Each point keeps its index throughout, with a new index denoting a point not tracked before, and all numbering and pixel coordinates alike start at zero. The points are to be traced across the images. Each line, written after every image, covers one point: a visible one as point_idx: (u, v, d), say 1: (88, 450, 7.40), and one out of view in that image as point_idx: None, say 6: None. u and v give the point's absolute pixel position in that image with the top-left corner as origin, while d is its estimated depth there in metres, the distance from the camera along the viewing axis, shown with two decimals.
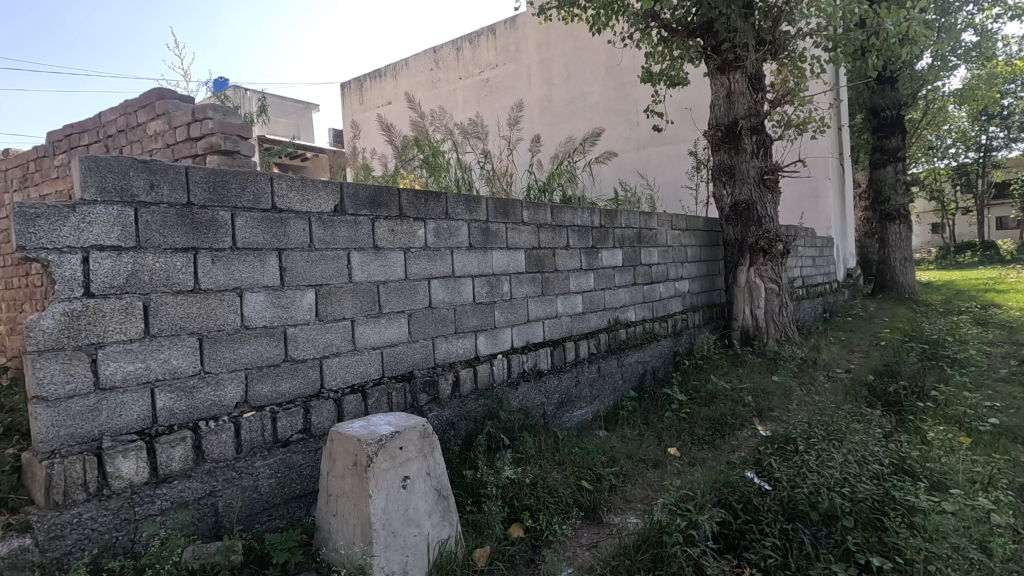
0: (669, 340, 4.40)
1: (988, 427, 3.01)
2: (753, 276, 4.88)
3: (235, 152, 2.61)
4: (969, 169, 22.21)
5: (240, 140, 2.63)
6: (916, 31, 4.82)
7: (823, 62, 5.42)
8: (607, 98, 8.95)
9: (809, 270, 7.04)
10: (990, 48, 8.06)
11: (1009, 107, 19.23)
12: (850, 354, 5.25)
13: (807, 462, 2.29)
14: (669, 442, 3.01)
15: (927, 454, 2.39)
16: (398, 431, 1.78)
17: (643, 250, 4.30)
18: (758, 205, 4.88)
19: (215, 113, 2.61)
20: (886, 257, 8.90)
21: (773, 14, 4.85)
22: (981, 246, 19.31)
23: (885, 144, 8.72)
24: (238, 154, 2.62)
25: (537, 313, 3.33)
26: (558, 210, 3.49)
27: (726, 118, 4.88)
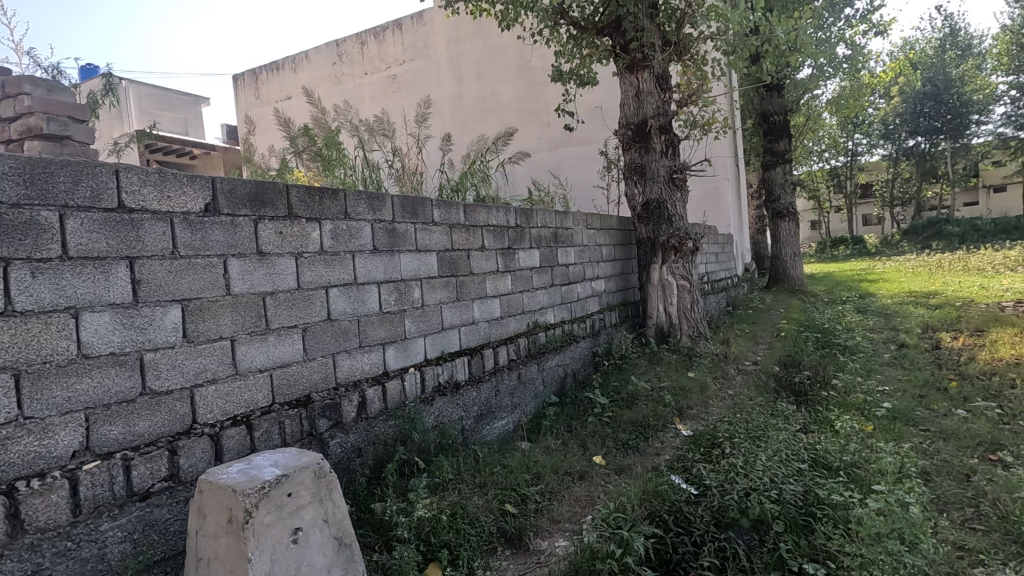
0: (588, 341, 4.32)
1: (884, 411, 3.16)
2: (666, 274, 4.94)
3: (62, 137, 2.41)
4: (839, 172, 24.71)
5: (70, 124, 2.45)
6: (803, 39, 5.10)
7: (722, 66, 5.60)
8: (519, 97, 8.90)
9: (713, 266, 7.33)
10: (860, 60, 8.86)
11: (870, 116, 21.59)
12: (755, 347, 5.47)
13: (733, 465, 2.23)
14: (594, 450, 2.89)
15: (841, 447, 2.42)
16: (287, 474, 1.48)
17: (559, 250, 4.19)
18: (668, 203, 4.94)
19: (35, 90, 2.39)
20: (778, 252, 9.52)
21: (677, 17, 4.94)
22: (851, 241, 21.50)
23: (774, 146, 9.33)
24: (66, 139, 2.42)
25: (452, 320, 3.09)
26: (471, 209, 3.26)
27: (636, 117, 4.90)
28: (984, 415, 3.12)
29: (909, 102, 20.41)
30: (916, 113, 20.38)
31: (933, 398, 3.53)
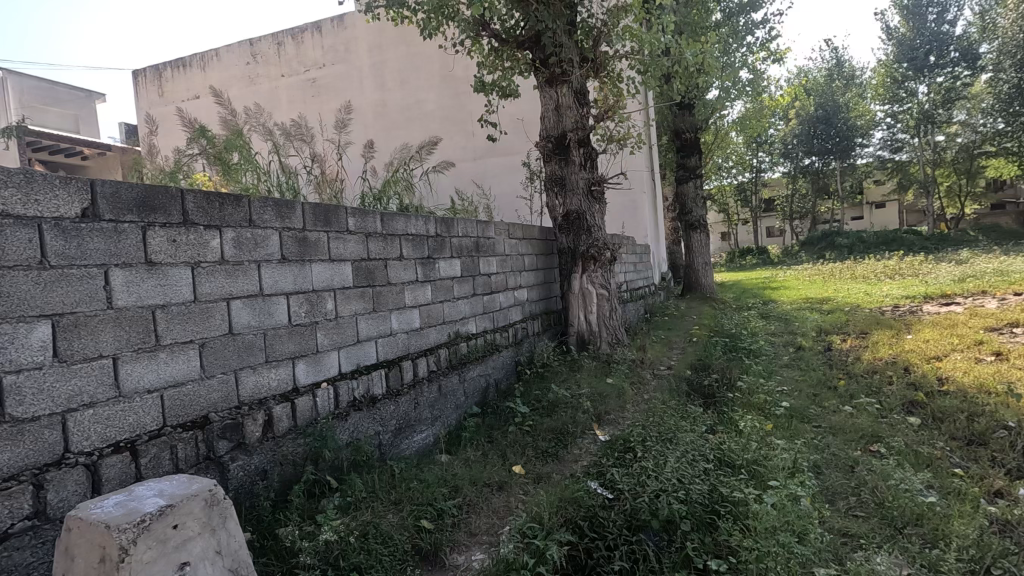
0: (510, 351, 4.34)
1: (782, 410, 3.40)
2: (585, 283, 5.06)
3: None
4: (745, 187, 26.60)
5: None
6: (709, 63, 5.45)
7: (636, 84, 5.87)
8: (443, 107, 8.87)
9: (632, 275, 7.62)
10: (761, 85, 9.60)
11: (771, 136, 23.45)
12: (670, 352, 5.73)
13: (645, 468, 2.30)
14: (514, 460, 2.89)
15: (744, 446, 2.56)
16: (171, 505, 1.36)
17: (481, 259, 4.18)
18: (587, 214, 5.08)
19: None
20: (691, 262, 10.05)
21: (593, 35, 5.14)
22: (756, 252, 23.17)
23: (687, 162, 9.88)
24: None
25: (369, 332, 2.99)
26: (389, 217, 3.19)
27: (556, 130, 5.02)
28: (866, 410, 3.44)
29: (804, 125, 22.36)
30: (810, 135, 22.36)
31: (825, 396, 3.84)
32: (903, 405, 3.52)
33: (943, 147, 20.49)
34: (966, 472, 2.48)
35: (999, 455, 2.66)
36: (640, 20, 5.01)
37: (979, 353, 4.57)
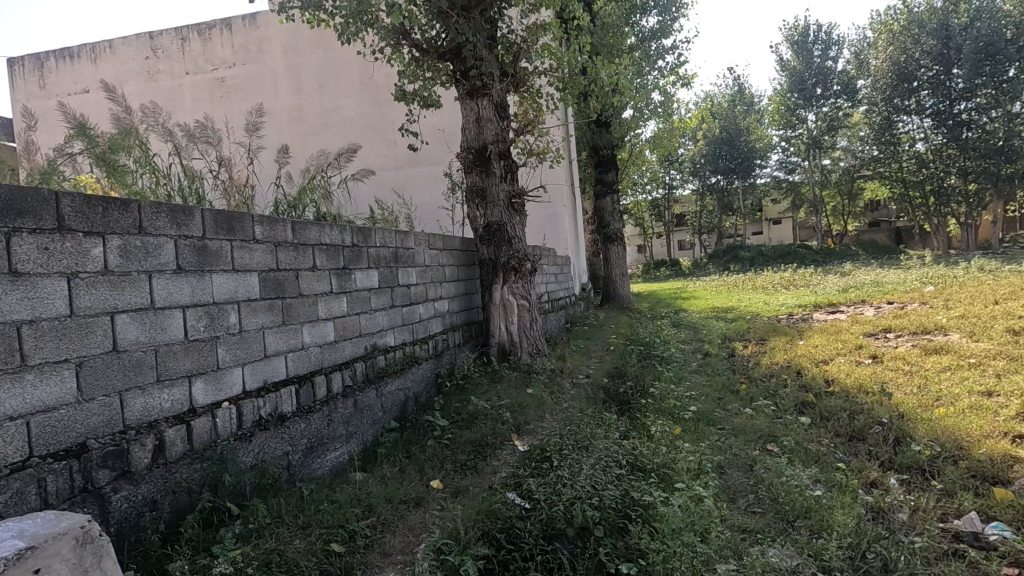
0: (430, 363, 4.28)
1: (689, 414, 3.58)
2: (506, 294, 5.09)
3: None
4: (659, 203, 28.03)
5: None
6: (623, 83, 5.71)
7: (555, 100, 6.04)
8: (363, 114, 8.68)
9: (552, 286, 7.77)
10: (671, 106, 10.19)
11: (682, 155, 24.92)
12: (589, 361, 5.89)
13: (561, 477, 2.34)
14: (432, 475, 2.84)
15: (654, 450, 2.66)
16: (32, 547, 1.20)
17: (400, 270, 4.10)
18: (508, 226, 5.12)
19: None
20: (609, 273, 10.41)
21: (513, 50, 5.23)
22: (669, 264, 24.45)
23: (604, 177, 10.27)
24: None
25: (277, 347, 2.83)
26: (300, 226, 3.05)
27: (477, 142, 5.05)
28: (764, 412, 3.70)
29: (711, 145, 23.96)
30: (716, 155, 23.98)
31: (728, 399, 4.09)
32: (795, 406, 3.83)
33: (829, 170, 22.69)
34: (847, 466, 2.73)
35: (873, 448, 2.96)
36: (558, 39, 5.18)
37: (858, 356, 5.08)
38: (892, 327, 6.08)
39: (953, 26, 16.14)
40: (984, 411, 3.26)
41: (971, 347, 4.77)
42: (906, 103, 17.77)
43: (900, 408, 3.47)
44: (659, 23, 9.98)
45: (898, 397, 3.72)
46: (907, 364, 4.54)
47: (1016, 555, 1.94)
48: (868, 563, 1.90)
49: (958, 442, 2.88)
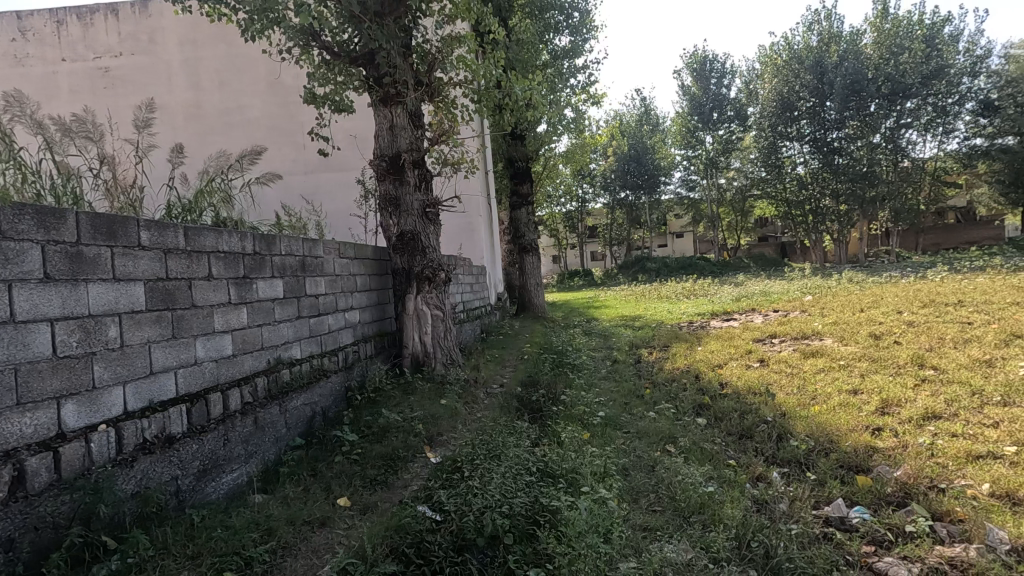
0: (340, 376, 4.13)
1: (598, 419, 3.72)
2: (420, 304, 5.02)
3: None
4: (573, 215, 28.96)
5: None
6: (536, 98, 5.88)
7: (470, 111, 6.09)
8: (269, 115, 8.27)
9: (468, 296, 7.78)
10: (582, 123, 10.61)
11: (594, 170, 25.95)
12: (503, 370, 5.95)
13: (472, 488, 2.35)
14: (339, 492, 2.74)
15: (563, 455, 2.75)
16: None
17: (307, 279, 3.93)
18: (422, 235, 5.07)
19: None
20: (525, 283, 10.58)
21: (428, 60, 5.23)
22: (582, 274, 25.29)
23: (519, 189, 10.46)
24: None
25: (166, 362, 2.61)
26: (195, 232, 2.84)
27: (390, 150, 4.97)
28: (666, 414, 3.92)
29: (620, 161, 25.16)
30: (625, 171, 25.21)
31: (634, 404, 4.30)
32: (693, 407, 4.09)
33: (724, 189, 24.57)
34: (737, 462, 2.96)
35: (759, 445, 3.23)
36: (473, 51, 5.23)
37: (748, 360, 5.53)
38: (777, 333, 6.67)
39: (826, 64, 18.15)
40: (849, 407, 3.67)
41: (840, 351, 5.35)
42: (788, 130, 19.67)
43: (782, 407, 3.82)
44: (571, 43, 10.38)
45: (780, 397, 4.09)
46: (789, 367, 5.00)
47: (872, 534, 2.19)
48: (752, 552, 2.07)
49: (828, 435, 3.21)
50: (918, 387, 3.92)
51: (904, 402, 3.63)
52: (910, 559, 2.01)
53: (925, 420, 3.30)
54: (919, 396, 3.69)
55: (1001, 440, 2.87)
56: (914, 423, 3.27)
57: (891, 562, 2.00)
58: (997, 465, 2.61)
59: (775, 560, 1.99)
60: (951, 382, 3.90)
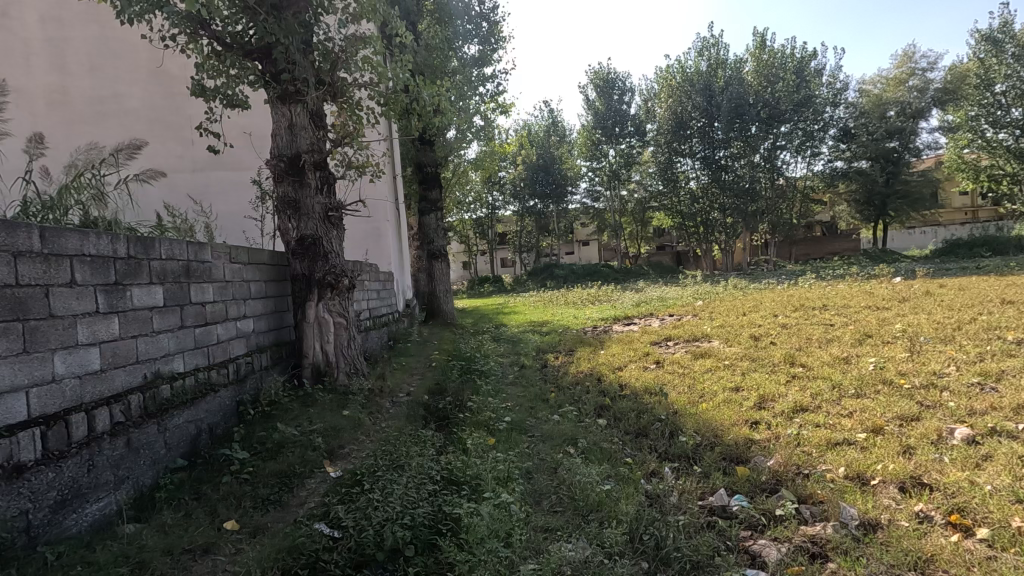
0: (230, 390, 3.84)
1: (504, 424, 3.76)
2: (322, 311, 4.79)
3: None
4: (483, 221, 29.16)
5: None
6: (444, 104, 5.86)
7: (376, 114, 5.95)
8: (151, 106, 7.58)
9: (374, 302, 7.57)
10: (491, 131, 10.73)
11: (504, 177, 26.32)
12: (410, 378, 5.84)
13: (372, 501, 2.29)
14: (226, 515, 2.55)
15: (467, 462, 2.74)
16: None
17: (192, 286, 3.63)
18: (324, 240, 4.85)
19: None
20: (433, 289, 10.47)
21: (331, 58, 5.05)
22: (493, 280, 25.51)
23: (428, 194, 10.35)
24: None
25: (16, 381, 2.29)
26: (56, 233, 2.53)
27: (289, 149, 4.73)
28: (569, 417, 4.04)
29: (529, 170, 25.72)
30: (533, 180, 25.80)
31: (539, 408, 4.39)
32: (595, 409, 4.26)
33: (626, 200, 25.89)
34: (633, 460, 3.12)
35: (654, 442, 3.42)
36: (379, 53, 5.12)
37: (646, 362, 5.85)
38: (672, 336, 7.13)
39: (714, 88, 19.75)
40: (732, 403, 4.00)
41: (725, 352, 5.81)
42: (681, 147, 21.14)
43: (674, 405, 4.09)
44: (480, 52, 10.48)
45: (673, 396, 4.37)
46: (681, 367, 5.36)
47: (749, 520, 2.40)
48: (644, 544, 2.19)
49: (714, 430, 3.48)
50: (789, 383, 4.35)
51: (778, 397, 4.01)
52: (780, 540, 2.22)
53: (794, 413, 3.67)
54: (789, 392, 4.10)
55: (854, 428, 3.26)
56: (785, 416, 3.62)
57: (764, 543, 2.20)
58: (850, 450, 2.95)
59: (664, 550, 2.12)
60: (816, 378, 4.38)
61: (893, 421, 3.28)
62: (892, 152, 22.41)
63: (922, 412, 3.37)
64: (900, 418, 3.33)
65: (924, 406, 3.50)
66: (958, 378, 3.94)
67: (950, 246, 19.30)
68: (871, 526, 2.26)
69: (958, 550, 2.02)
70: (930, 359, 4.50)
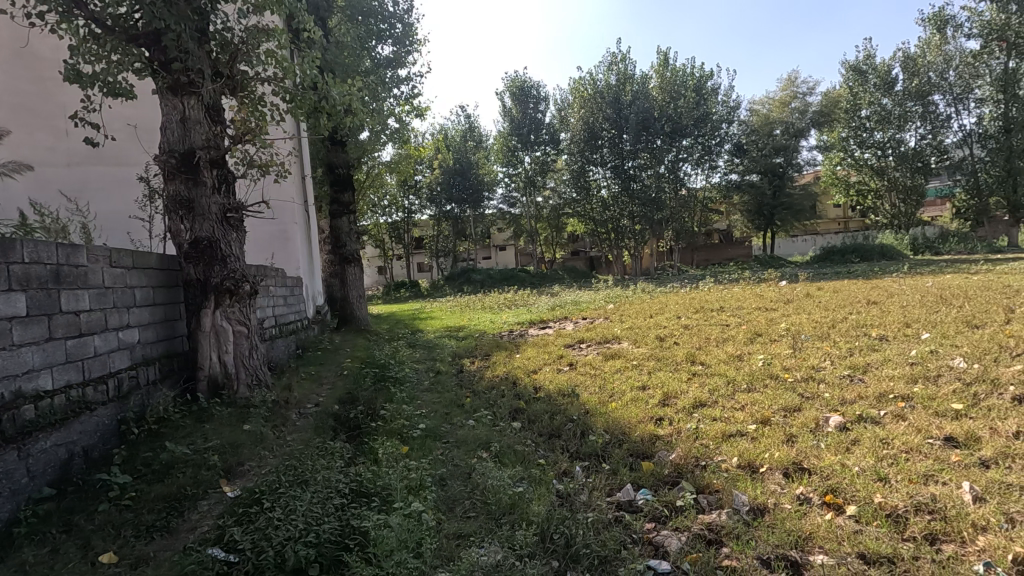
0: (111, 408, 3.47)
1: (418, 432, 3.69)
2: (220, 319, 4.44)
3: None
4: (399, 225, 28.62)
5: None
6: (355, 104, 5.68)
7: (281, 111, 5.66)
8: (15, 91, 6.70)
9: (281, 309, 7.17)
10: (406, 133, 10.55)
11: (420, 180, 26.00)
12: (320, 388, 5.58)
13: (272, 521, 2.16)
14: (103, 547, 2.30)
15: (377, 472, 2.65)
16: None
17: (63, 293, 3.24)
18: (222, 243, 4.52)
19: None
20: (346, 295, 10.09)
21: (229, 49, 4.73)
22: (409, 285, 25.08)
23: (339, 196, 9.96)
24: None
25: None
26: None
27: (181, 145, 4.37)
28: (484, 421, 4.04)
29: (445, 174, 25.59)
30: (450, 184, 25.71)
31: (455, 413, 4.35)
32: (510, 412, 4.29)
33: (541, 206, 26.45)
34: (545, 460, 3.17)
35: (566, 442, 3.50)
36: (284, 48, 4.87)
37: (560, 364, 5.98)
38: (584, 338, 7.35)
39: (622, 101, 20.69)
40: (639, 401, 4.19)
41: (634, 352, 6.07)
42: (593, 156, 21.93)
43: (586, 406, 4.21)
44: (394, 53, 10.28)
45: (585, 397, 4.50)
46: (593, 369, 5.53)
47: (652, 512, 2.52)
48: (554, 543, 2.23)
49: (622, 428, 3.62)
50: (690, 380, 4.64)
51: (680, 394, 4.25)
52: (681, 529, 2.35)
53: (695, 408, 3.91)
54: (690, 388, 4.36)
55: (746, 420, 3.52)
56: (686, 411, 3.85)
57: (666, 534, 2.31)
58: (742, 440, 3.19)
59: (573, 548, 2.17)
60: (713, 375, 4.70)
61: (779, 412, 3.59)
62: (778, 167, 24.61)
63: (803, 403, 3.71)
64: (785, 409, 3.65)
65: (804, 397, 3.86)
66: (832, 371, 4.38)
67: (827, 253, 21.43)
68: (760, 510, 2.45)
69: (831, 526, 2.24)
70: (810, 354, 4.97)
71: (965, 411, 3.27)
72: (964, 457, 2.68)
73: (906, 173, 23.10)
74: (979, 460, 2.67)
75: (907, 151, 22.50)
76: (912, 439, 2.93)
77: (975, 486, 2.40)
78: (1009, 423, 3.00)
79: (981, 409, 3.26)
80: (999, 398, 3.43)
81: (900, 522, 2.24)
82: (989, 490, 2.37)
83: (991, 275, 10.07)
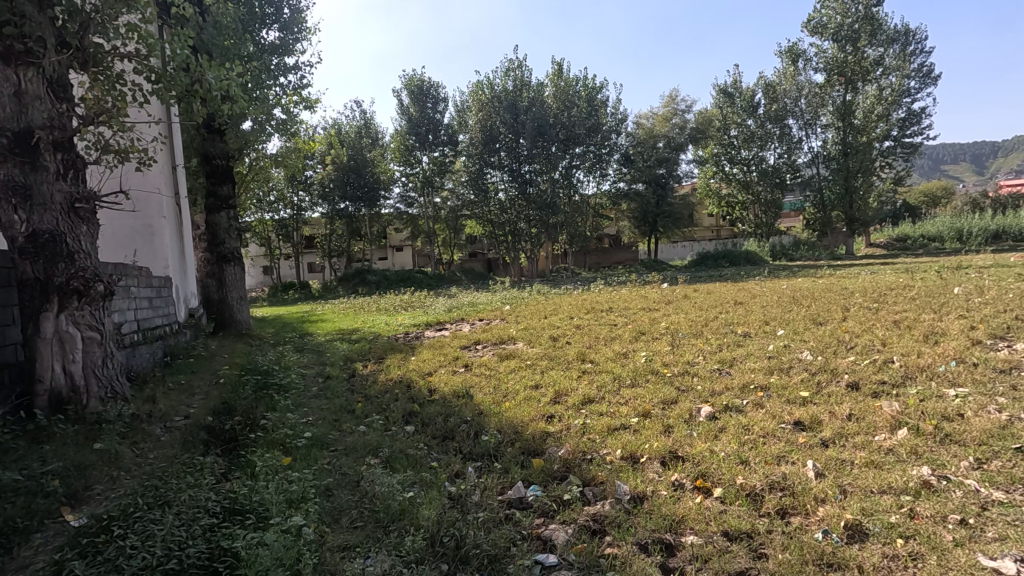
0: None
1: (302, 441, 3.47)
2: (65, 325, 3.88)
3: None
4: (287, 224, 26.96)
5: None
6: (235, 91, 5.22)
7: (145, 92, 5.08)
8: None
9: (144, 312, 6.43)
10: (294, 126, 9.95)
11: (310, 176, 24.65)
12: (190, 398, 5.07)
13: (123, 550, 1.93)
14: None
15: (253, 487, 2.46)
16: None
17: None
18: (68, 238, 3.94)
19: None
20: (223, 296, 9.28)
21: (79, 18, 4.15)
22: (298, 287, 23.71)
23: (217, 190, 9.14)
24: None
25: None
26: None
27: (15, 122, 3.77)
28: (375, 426, 3.90)
29: (338, 170, 24.50)
30: (343, 181, 24.67)
31: (344, 420, 4.16)
32: (403, 417, 4.19)
33: (439, 207, 26.26)
34: (438, 463, 3.14)
35: (460, 444, 3.48)
36: (149, 22, 4.39)
37: (455, 366, 5.96)
38: (480, 339, 7.39)
39: (519, 106, 21.11)
40: (532, 400, 4.28)
41: (528, 352, 6.21)
42: (491, 159, 22.13)
43: (480, 406, 4.23)
44: (281, 40, 9.67)
45: (479, 397, 4.52)
46: (488, 369, 5.57)
47: (542, 508, 2.58)
48: (444, 546, 2.21)
49: (514, 427, 3.67)
50: (580, 378, 4.82)
51: (570, 392, 4.41)
52: (567, 522, 2.43)
53: (583, 405, 4.07)
54: (580, 385, 4.55)
55: (629, 414, 3.73)
56: (575, 408, 4.00)
57: (553, 528, 2.38)
58: (625, 433, 3.37)
59: (463, 550, 2.16)
60: (601, 372, 4.92)
61: (658, 405, 3.85)
62: (661, 177, 26.46)
63: (680, 396, 4.01)
64: (663, 402, 3.92)
65: (680, 390, 4.18)
66: (704, 365, 4.79)
67: (702, 258, 23.38)
68: (639, 498, 2.60)
69: (700, 509, 2.43)
70: (686, 351, 5.38)
71: (810, 397, 3.72)
72: (809, 439, 3.05)
73: (767, 188, 25.91)
74: (820, 440, 3.04)
75: (768, 168, 25.23)
76: (768, 424, 3.28)
77: (817, 463, 2.74)
78: (844, 407, 3.46)
79: (822, 396, 3.73)
80: (836, 385, 3.95)
81: (757, 499, 2.49)
82: (827, 466, 2.71)
83: (832, 280, 11.59)
